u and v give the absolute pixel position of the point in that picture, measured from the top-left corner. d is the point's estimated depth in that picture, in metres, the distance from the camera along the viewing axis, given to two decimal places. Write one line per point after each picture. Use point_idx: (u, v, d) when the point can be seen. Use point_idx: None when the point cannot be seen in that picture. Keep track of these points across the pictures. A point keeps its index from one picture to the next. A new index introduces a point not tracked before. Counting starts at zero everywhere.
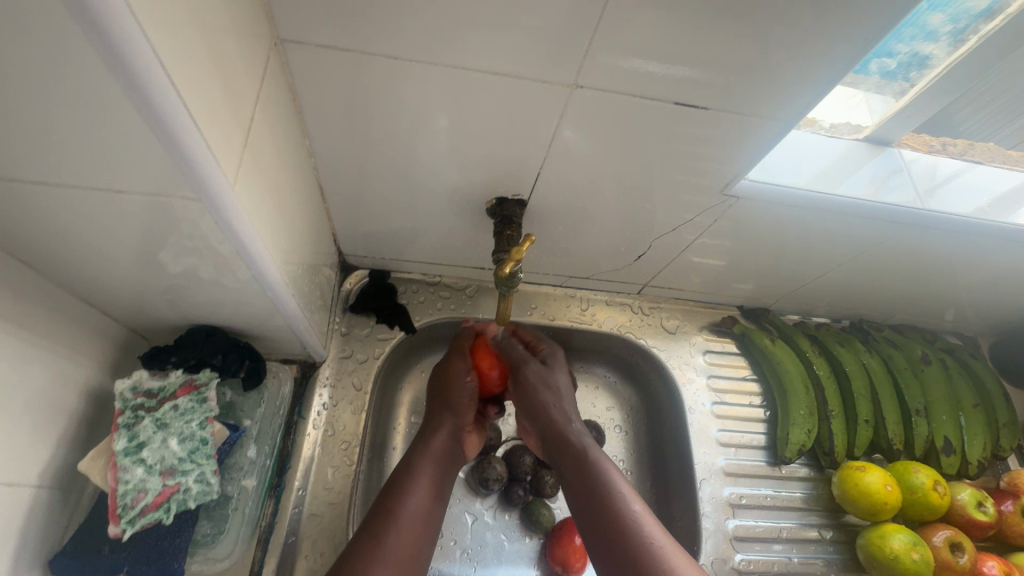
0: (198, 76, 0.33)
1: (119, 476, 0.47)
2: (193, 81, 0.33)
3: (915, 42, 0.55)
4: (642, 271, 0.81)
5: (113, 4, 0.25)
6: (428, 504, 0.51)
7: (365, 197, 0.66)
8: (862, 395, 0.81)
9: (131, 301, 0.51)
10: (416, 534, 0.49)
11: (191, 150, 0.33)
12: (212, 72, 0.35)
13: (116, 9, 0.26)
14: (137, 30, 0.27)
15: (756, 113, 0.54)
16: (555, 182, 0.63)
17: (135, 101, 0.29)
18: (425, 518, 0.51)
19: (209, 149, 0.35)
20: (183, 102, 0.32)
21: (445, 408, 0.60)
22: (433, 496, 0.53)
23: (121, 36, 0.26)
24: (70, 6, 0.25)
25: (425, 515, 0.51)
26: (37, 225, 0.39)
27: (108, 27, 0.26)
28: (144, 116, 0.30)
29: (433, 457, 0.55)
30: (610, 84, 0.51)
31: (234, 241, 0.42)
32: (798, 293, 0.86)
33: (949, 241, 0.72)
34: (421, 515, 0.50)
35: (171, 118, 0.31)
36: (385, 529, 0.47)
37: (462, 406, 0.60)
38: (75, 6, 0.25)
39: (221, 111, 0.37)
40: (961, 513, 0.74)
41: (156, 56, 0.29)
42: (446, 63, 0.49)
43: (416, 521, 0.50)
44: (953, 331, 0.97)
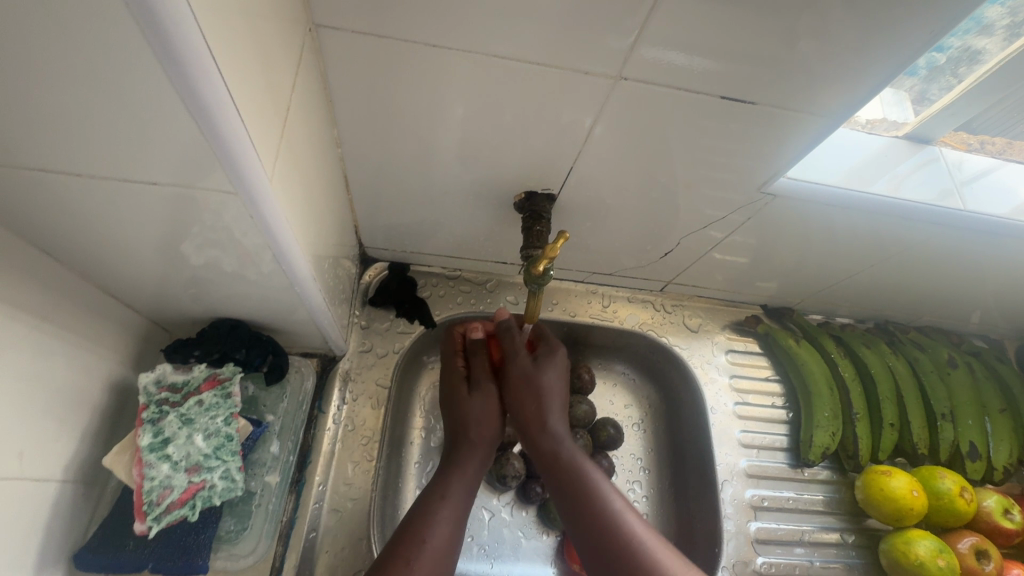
0: (242, 65, 0.32)
1: (145, 473, 0.47)
2: (235, 67, 0.31)
3: (969, 36, 0.52)
4: (666, 268, 0.79)
5: None
6: (453, 529, 0.50)
7: (389, 188, 0.64)
8: (888, 398, 0.79)
9: (155, 293, 0.49)
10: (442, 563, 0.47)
11: (233, 142, 0.32)
12: (254, 59, 0.33)
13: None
14: (190, 19, 0.26)
15: (802, 109, 0.52)
16: (585, 177, 0.61)
17: (181, 94, 0.28)
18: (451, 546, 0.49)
19: (250, 142, 0.34)
20: (229, 94, 0.30)
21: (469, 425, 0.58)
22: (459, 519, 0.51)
23: (173, 25, 0.25)
24: None
25: (450, 543, 0.49)
26: (63, 215, 0.38)
27: (161, 14, 0.24)
28: (185, 102, 0.29)
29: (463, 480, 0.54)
30: (652, 77, 0.49)
31: (264, 232, 0.41)
32: (822, 294, 0.85)
33: (985, 243, 0.70)
34: (447, 539, 0.49)
35: (214, 107, 0.30)
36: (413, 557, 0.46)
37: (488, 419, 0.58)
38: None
39: (260, 98, 0.35)
40: (987, 519, 0.73)
41: (204, 44, 0.27)
42: (479, 52, 0.47)
43: (444, 550, 0.48)
44: (979, 334, 0.95)
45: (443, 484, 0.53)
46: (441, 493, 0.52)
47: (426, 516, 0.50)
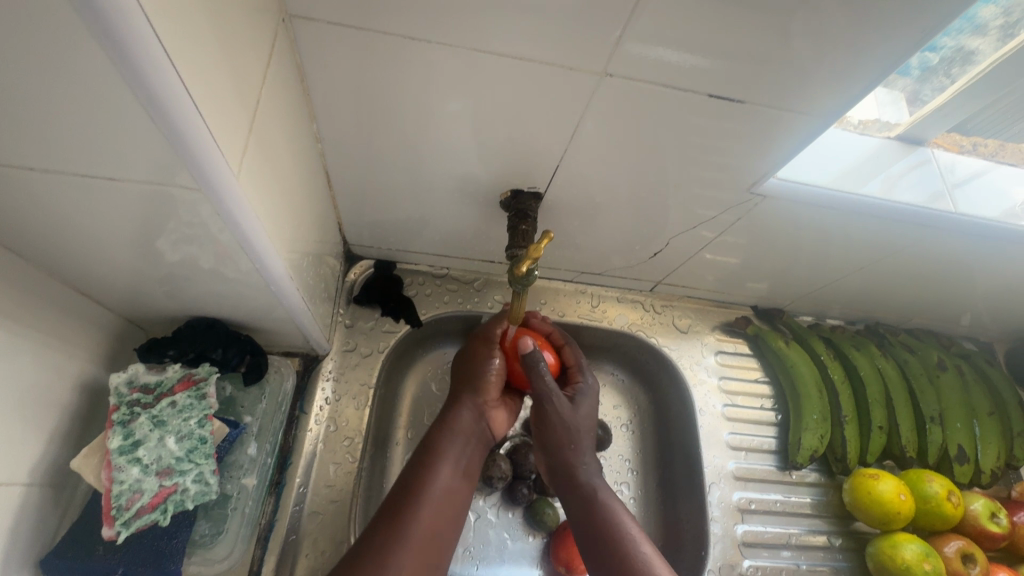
0: (201, 57, 0.30)
1: (114, 477, 0.45)
2: (193, 59, 0.29)
3: (963, 36, 0.51)
4: (656, 268, 0.78)
5: None
6: (449, 484, 0.55)
7: (373, 185, 0.63)
8: (877, 401, 0.79)
9: (127, 291, 0.48)
10: (437, 514, 0.53)
11: (193, 139, 0.31)
12: (216, 51, 0.32)
13: None
14: (135, 8, 0.24)
15: (792, 108, 0.51)
16: (573, 176, 0.60)
17: (133, 88, 0.27)
18: (447, 497, 0.55)
19: (212, 137, 0.32)
20: (186, 88, 0.29)
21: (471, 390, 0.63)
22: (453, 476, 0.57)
23: (117, 15, 0.24)
24: None
25: (445, 494, 0.55)
26: (24, 211, 0.36)
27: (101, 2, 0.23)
28: (137, 96, 0.27)
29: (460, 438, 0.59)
30: (640, 74, 0.48)
31: (234, 230, 0.39)
32: (812, 295, 0.84)
33: (975, 246, 0.70)
34: (444, 494, 0.55)
35: (167, 100, 0.28)
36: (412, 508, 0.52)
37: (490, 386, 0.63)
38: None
39: (224, 91, 0.33)
40: (973, 523, 0.73)
41: (153, 34, 0.26)
42: (461, 46, 0.46)
43: (439, 501, 0.54)
44: (968, 336, 0.95)
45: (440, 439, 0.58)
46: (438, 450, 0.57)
47: (425, 471, 0.55)
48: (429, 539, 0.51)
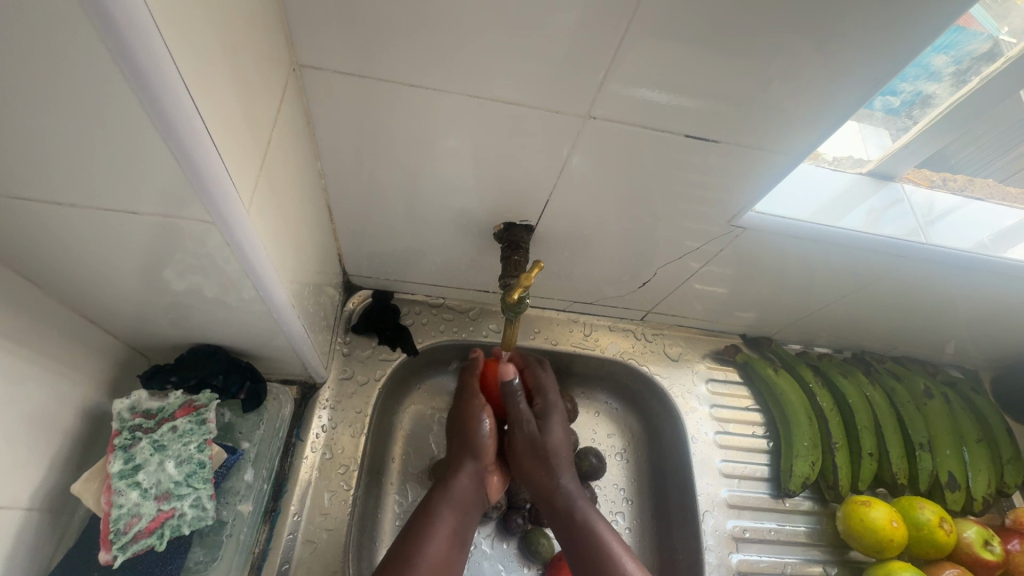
0: (223, 108, 0.34)
1: (113, 500, 0.44)
2: (217, 111, 0.33)
3: (920, 81, 0.55)
4: (646, 297, 0.80)
5: (152, 50, 0.26)
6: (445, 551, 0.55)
7: (372, 217, 0.66)
8: (866, 427, 0.80)
9: (135, 318, 0.50)
10: None
11: (211, 179, 0.34)
12: (235, 101, 0.35)
13: (154, 52, 0.27)
14: (172, 70, 0.28)
15: (763, 146, 0.54)
16: (562, 209, 0.63)
17: (165, 136, 0.30)
18: (441, 566, 0.54)
19: (229, 179, 0.36)
20: (210, 136, 0.32)
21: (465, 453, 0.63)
22: (453, 543, 0.57)
23: (158, 77, 0.27)
24: (107, 41, 0.25)
25: (440, 560, 0.54)
26: (47, 241, 0.39)
27: (145, 67, 0.27)
28: (168, 144, 0.31)
29: (455, 504, 0.59)
30: (622, 115, 0.51)
31: (242, 262, 0.42)
32: (799, 323, 0.86)
33: (950, 275, 0.73)
34: (437, 560, 0.54)
35: (194, 145, 0.31)
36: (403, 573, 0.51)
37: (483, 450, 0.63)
38: (111, 37, 0.25)
39: (241, 136, 0.37)
40: (968, 551, 0.72)
41: (184, 85, 0.29)
42: (457, 89, 0.49)
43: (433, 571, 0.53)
44: (954, 364, 0.96)
45: (432, 506, 0.58)
46: (431, 515, 0.57)
47: (416, 539, 0.54)
48: None
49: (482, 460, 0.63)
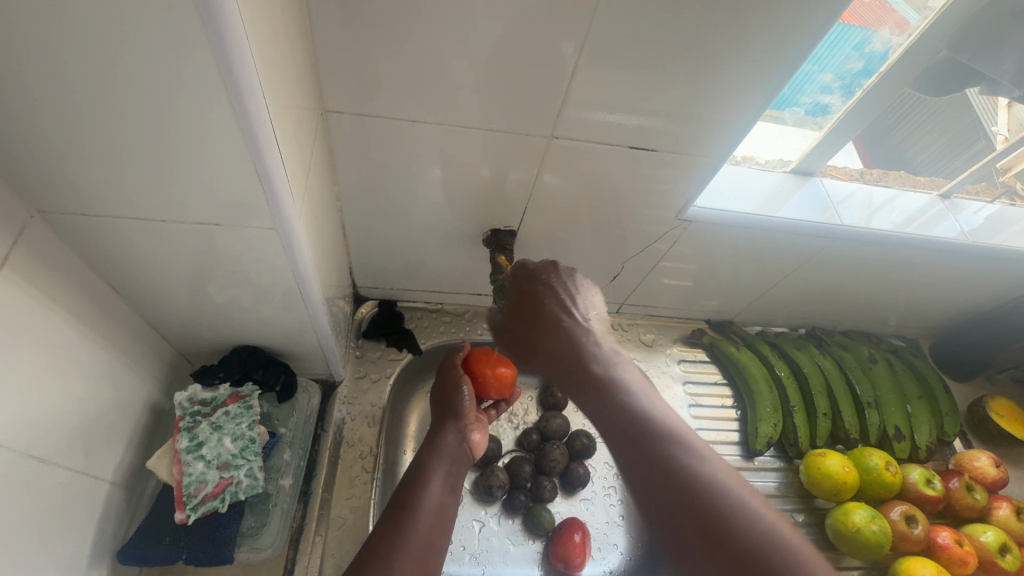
0: (288, 154, 0.46)
1: (184, 470, 0.53)
2: (287, 158, 0.45)
3: (816, 93, 0.69)
4: (618, 291, 0.91)
5: (261, 122, 0.39)
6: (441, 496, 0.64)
7: (377, 233, 0.76)
8: (819, 392, 0.91)
9: (188, 322, 0.60)
10: (434, 517, 0.61)
11: (282, 207, 0.46)
12: (291, 146, 0.47)
13: (264, 125, 0.39)
14: (269, 135, 0.40)
15: (696, 152, 0.66)
16: (538, 215, 0.75)
17: (259, 177, 0.43)
18: (439, 509, 0.63)
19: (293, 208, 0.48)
20: (285, 176, 0.45)
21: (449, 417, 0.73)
22: (447, 490, 0.65)
23: (262, 138, 0.40)
24: (237, 117, 0.38)
25: (439, 505, 0.63)
26: (133, 252, 0.49)
27: (256, 132, 0.39)
28: (260, 181, 0.43)
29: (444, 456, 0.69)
30: (579, 134, 0.63)
31: (296, 272, 0.54)
32: (754, 305, 0.98)
33: (872, 250, 0.84)
34: (435, 504, 0.63)
35: (276, 183, 0.44)
36: (406, 513, 0.59)
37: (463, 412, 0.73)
38: (234, 102, 0.37)
39: (295, 173, 0.49)
40: (913, 490, 0.83)
41: (275, 142, 0.42)
42: (445, 120, 0.61)
43: (434, 511, 0.61)
44: (897, 334, 1.08)
45: (423, 462, 0.67)
46: (423, 468, 0.66)
47: (414, 487, 0.63)
48: (427, 547, 0.57)
49: (462, 420, 0.73)
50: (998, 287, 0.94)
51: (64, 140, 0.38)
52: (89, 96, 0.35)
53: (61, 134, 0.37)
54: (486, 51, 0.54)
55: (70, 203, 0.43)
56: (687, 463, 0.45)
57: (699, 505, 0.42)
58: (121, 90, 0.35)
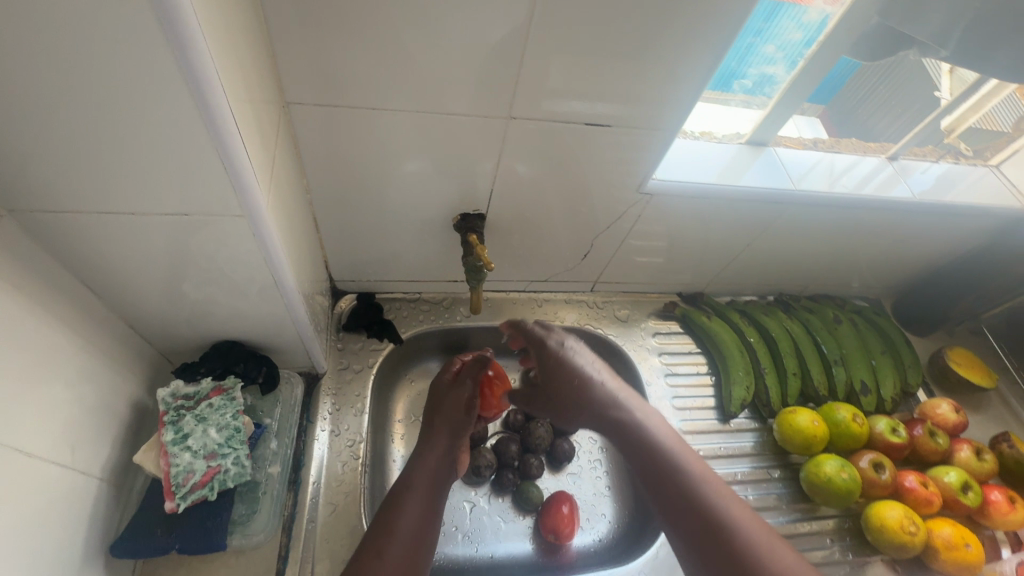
0: (252, 145, 0.48)
1: (171, 461, 0.54)
2: (251, 147, 0.47)
3: (760, 65, 0.75)
4: (590, 269, 0.94)
5: (223, 111, 0.41)
6: (419, 517, 0.61)
7: (349, 225, 0.78)
8: (788, 353, 0.95)
9: (165, 320, 0.61)
10: (411, 543, 0.59)
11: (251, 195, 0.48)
12: (255, 138, 0.49)
13: (225, 113, 0.41)
14: (230, 124, 0.42)
15: (650, 126, 0.69)
16: (506, 198, 0.77)
17: (225, 165, 0.44)
18: (419, 531, 0.61)
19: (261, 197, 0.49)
20: (250, 165, 0.46)
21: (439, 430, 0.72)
22: (426, 510, 0.63)
23: (224, 127, 0.42)
24: (198, 106, 0.40)
25: (418, 528, 0.61)
26: (104, 251, 0.50)
27: (218, 121, 0.41)
28: (226, 170, 0.45)
29: (426, 472, 0.66)
30: (537, 115, 0.65)
31: (269, 262, 0.55)
32: (722, 275, 1.02)
33: (828, 213, 0.88)
34: (415, 526, 0.61)
35: (242, 171, 0.45)
36: (384, 542, 0.58)
37: (455, 421, 0.73)
38: (194, 91, 0.39)
39: (261, 164, 0.50)
40: (880, 439, 0.87)
41: (237, 132, 0.43)
42: (406, 109, 0.63)
43: (411, 534, 0.60)
44: (860, 295, 1.13)
45: (408, 479, 0.65)
46: (407, 486, 0.64)
47: (392, 509, 0.61)
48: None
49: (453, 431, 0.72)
50: (948, 243, 0.99)
51: (28, 138, 0.39)
52: (51, 92, 0.36)
53: (25, 132, 0.38)
54: (440, 38, 0.56)
55: (39, 203, 0.44)
56: (685, 469, 0.59)
57: (742, 557, 0.50)
58: (82, 85, 0.37)
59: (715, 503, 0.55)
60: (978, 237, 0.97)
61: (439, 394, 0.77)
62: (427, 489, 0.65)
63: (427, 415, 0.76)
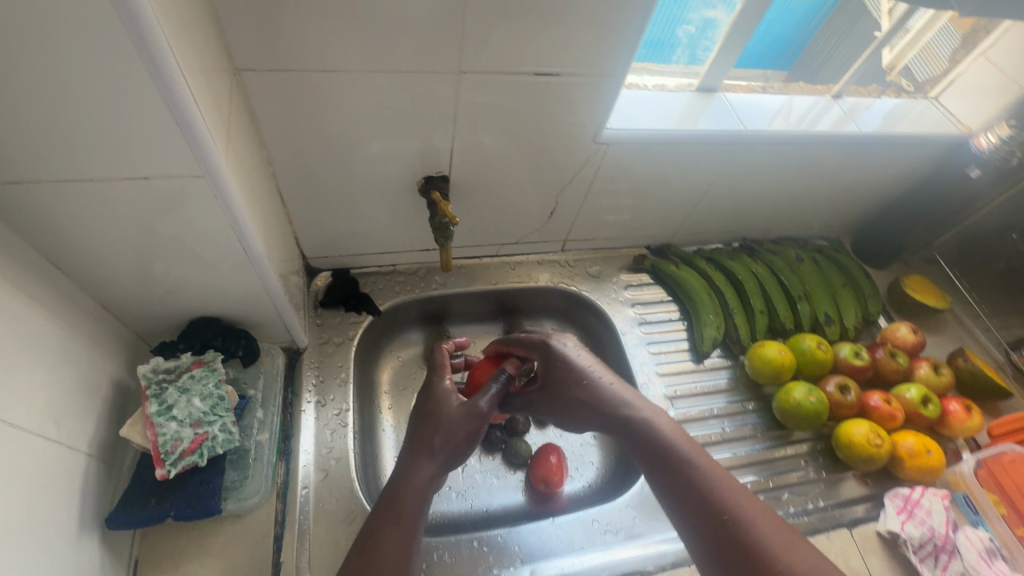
0: (207, 108, 0.48)
1: (157, 431, 0.56)
2: (207, 110, 0.48)
3: (701, 10, 0.79)
4: (558, 227, 0.96)
5: (173, 69, 0.42)
6: (403, 549, 0.54)
7: (315, 199, 0.78)
8: (755, 293, 0.99)
9: (138, 298, 0.61)
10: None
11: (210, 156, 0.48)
12: (209, 101, 0.49)
13: (175, 71, 0.42)
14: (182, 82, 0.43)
15: (600, 73, 0.70)
16: (468, 158, 0.78)
17: (181, 125, 0.45)
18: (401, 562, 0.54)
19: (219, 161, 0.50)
20: (204, 126, 0.47)
21: (429, 443, 0.62)
22: (409, 540, 0.55)
23: (175, 86, 0.42)
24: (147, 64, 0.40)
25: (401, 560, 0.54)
26: (67, 225, 0.50)
27: (168, 79, 0.42)
28: (182, 130, 0.45)
29: (414, 495, 0.58)
30: (488, 69, 0.66)
31: (236, 228, 0.56)
32: (687, 225, 1.05)
33: (780, 153, 0.91)
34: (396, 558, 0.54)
35: (199, 132, 0.46)
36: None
37: (447, 430, 0.63)
38: (142, 48, 0.39)
39: (218, 128, 0.51)
40: (845, 364, 0.92)
41: (189, 92, 0.44)
42: (358, 71, 0.63)
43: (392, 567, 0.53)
44: (820, 235, 1.17)
45: (393, 507, 0.57)
46: (392, 515, 0.56)
47: (373, 539, 0.54)
48: None
49: (445, 445, 0.62)
50: (897, 176, 1.03)
51: None
52: None
53: None
54: None
55: None
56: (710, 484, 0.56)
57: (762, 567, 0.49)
58: (26, 45, 0.37)
59: (737, 513, 0.53)
60: (922, 167, 1.01)
61: (431, 399, 0.67)
62: (413, 515, 0.57)
63: (416, 421, 0.66)
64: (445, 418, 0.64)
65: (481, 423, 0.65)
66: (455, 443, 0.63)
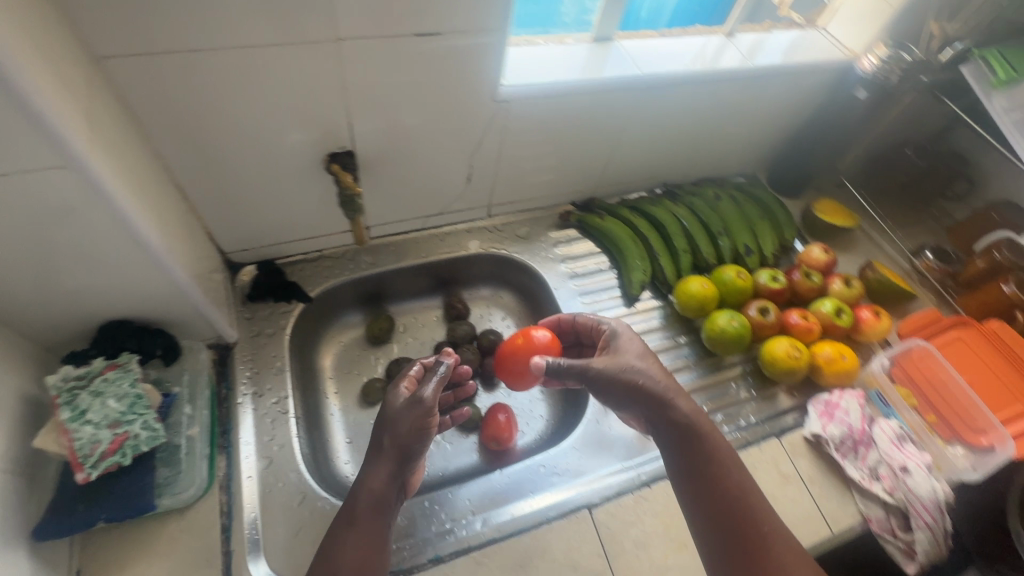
0: (62, 99, 0.46)
1: (72, 436, 0.55)
2: (60, 100, 0.46)
3: None
4: (479, 192, 0.97)
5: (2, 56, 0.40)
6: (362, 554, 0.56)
7: (220, 190, 0.77)
8: (677, 234, 1.03)
9: (34, 309, 0.59)
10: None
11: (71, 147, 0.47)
12: (66, 92, 0.47)
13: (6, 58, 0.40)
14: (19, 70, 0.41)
15: (484, 28, 0.70)
16: (370, 131, 0.78)
17: (29, 117, 0.43)
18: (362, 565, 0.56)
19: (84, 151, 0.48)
20: (57, 116, 0.45)
21: (394, 450, 0.61)
22: (370, 545, 0.57)
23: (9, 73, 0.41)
24: None
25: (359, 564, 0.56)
26: None
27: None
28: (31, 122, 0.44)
29: (373, 507, 0.58)
30: (367, 34, 0.65)
31: (123, 223, 0.55)
32: (608, 177, 1.07)
33: (682, 95, 0.94)
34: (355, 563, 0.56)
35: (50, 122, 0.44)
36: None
37: (405, 433, 0.60)
38: None
39: (83, 120, 0.49)
40: (764, 288, 0.97)
41: (31, 81, 0.42)
42: (234, 51, 0.62)
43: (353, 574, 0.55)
44: (738, 173, 1.22)
45: (352, 516, 0.58)
46: (351, 521, 0.58)
47: (334, 545, 0.56)
48: None
49: (405, 449, 0.61)
50: (797, 107, 1.08)
51: None
52: None
53: None
54: None
55: None
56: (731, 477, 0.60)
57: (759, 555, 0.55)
58: None
59: (750, 507, 0.58)
60: (818, 95, 1.06)
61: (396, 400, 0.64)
62: (372, 525, 0.58)
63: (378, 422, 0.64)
64: (404, 421, 0.61)
65: (427, 415, 0.61)
66: (411, 452, 0.61)
